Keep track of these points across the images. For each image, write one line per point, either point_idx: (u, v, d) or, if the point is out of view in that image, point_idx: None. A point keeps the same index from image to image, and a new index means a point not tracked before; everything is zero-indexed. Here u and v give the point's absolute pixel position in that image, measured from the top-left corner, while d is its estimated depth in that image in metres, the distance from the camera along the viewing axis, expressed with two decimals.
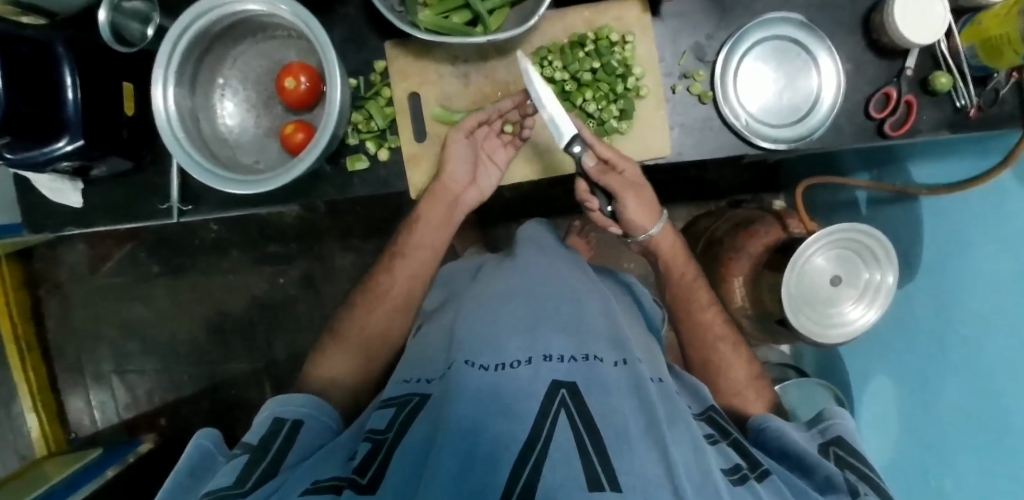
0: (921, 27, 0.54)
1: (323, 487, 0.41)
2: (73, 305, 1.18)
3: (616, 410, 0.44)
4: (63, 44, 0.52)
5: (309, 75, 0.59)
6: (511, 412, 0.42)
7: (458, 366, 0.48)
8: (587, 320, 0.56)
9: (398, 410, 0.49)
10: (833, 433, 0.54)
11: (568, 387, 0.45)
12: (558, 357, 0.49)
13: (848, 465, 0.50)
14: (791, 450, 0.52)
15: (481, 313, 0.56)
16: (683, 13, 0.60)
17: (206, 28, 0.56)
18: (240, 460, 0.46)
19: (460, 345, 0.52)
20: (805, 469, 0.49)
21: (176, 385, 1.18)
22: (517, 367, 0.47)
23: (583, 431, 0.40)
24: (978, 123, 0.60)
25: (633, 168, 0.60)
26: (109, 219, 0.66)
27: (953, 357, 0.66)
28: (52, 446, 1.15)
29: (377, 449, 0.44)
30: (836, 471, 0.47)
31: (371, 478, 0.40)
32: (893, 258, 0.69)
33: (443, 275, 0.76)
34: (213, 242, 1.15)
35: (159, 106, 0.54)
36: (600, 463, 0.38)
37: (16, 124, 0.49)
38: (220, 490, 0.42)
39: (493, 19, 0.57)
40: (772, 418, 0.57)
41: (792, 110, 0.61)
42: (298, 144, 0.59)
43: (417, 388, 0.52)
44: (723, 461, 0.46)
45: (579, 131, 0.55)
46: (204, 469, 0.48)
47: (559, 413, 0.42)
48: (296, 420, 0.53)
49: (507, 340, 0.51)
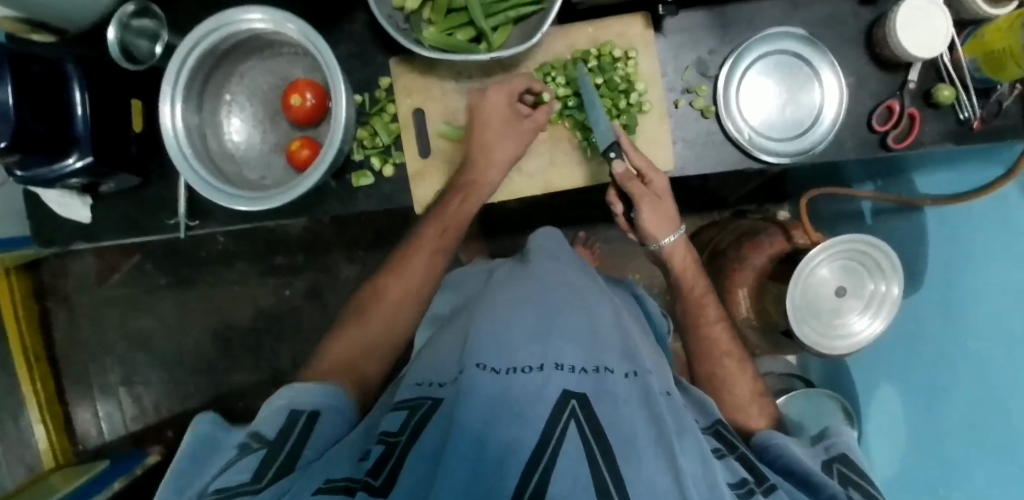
0: (923, 40, 0.54)
1: (336, 487, 0.40)
2: (79, 316, 1.19)
3: (626, 421, 0.44)
4: (72, 62, 0.53)
5: (316, 91, 0.60)
6: (519, 418, 0.42)
7: (469, 369, 0.48)
8: (598, 330, 0.56)
9: (410, 413, 0.49)
10: (839, 451, 0.53)
11: (578, 397, 0.44)
12: (570, 367, 0.48)
13: (851, 483, 0.49)
14: (795, 468, 0.51)
15: (493, 317, 0.56)
16: (686, 28, 0.61)
17: (214, 45, 0.56)
18: (256, 455, 0.45)
19: (472, 349, 0.52)
20: (809, 486, 0.48)
21: (182, 397, 1.19)
22: (528, 373, 0.46)
23: (592, 440, 0.40)
24: (982, 134, 0.60)
25: (662, 179, 0.59)
26: (118, 234, 0.67)
27: (959, 367, 0.66)
28: (60, 457, 1.16)
29: (388, 454, 0.43)
30: (840, 490, 0.46)
31: (384, 481, 0.40)
32: (899, 269, 0.71)
33: (458, 278, 0.77)
34: (219, 253, 1.16)
35: (166, 123, 0.55)
36: (609, 474, 0.38)
37: (26, 141, 0.50)
38: (237, 485, 0.41)
39: (497, 35, 0.58)
40: (778, 435, 0.57)
41: (795, 124, 0.61)
42: (305, 160, 0.60)
43: (429, 391, 0.52)
44: (731, 475, 0.46)
45: (618, 139, 0.56)
46: (207, 453, 0.49)
47: (569, 422, 0.42)
48: (314, 411, 0.52)
49: (519, 349, 0.50)
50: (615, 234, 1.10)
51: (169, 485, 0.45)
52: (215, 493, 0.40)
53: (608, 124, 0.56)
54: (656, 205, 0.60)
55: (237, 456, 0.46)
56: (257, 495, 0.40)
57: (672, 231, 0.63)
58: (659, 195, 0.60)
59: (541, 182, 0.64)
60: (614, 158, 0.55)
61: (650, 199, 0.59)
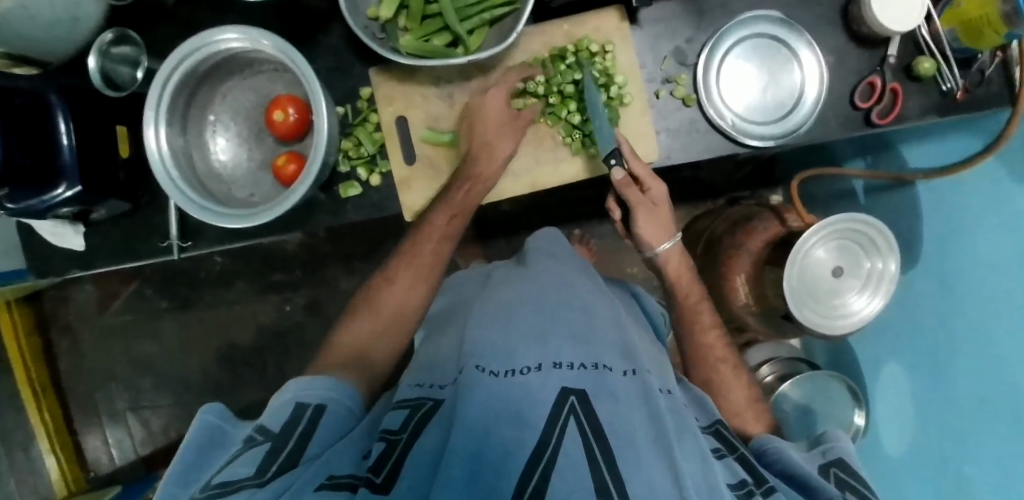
0: (897, 14, 0.54)
1: (340, 484, 0.40)
2: (84, 345, 1.20)
3: (625, 418, 0.44)
4: (55, 93, 0.54)
5: (298, 106, 0.60)
6: (519, 419, 0.42)
7: (469, 370, 0.48)
8: (598, 329, 0.55)
9: (411, 412, 0.48)
10: (837, 456, 0.52)
11: (577, 393, 0.45)
12: (568, 364, 0.48)
13: (850, 489, 0.48)
14: (793, 473, 0.50)
15: (492, 319, 0.56)
16: (661, 18, 0.61)
17: (194, 68, 0.57)
18: (260, 449, 0.44)
19: (471, 351, 0.52)
20: (807, 490, 0.47)
21: (190, 419, 1.19)
22: (527, 374, 0.47)
23: (591, 438, 0.40)
24: (966, 104, 0.60)
25: (660, 188, 0.61)
26: (112, 259, 0.67)
27: (964, 341, 0.65)
28: (73, 486, 1.17)
29: (389, 452, 0.43)
30: (838, 495, 0.45)
31: (385, 478, 0.40)
32: (894, 247, 0.70)
33: (455, 283, 0.77)
34: (218, 274, 1.16)
35: (152, 147, 0.56)
36: (608, 473, 0.38)
37: (13, 174, 0.51)
38: (239, 480, 0.40)
39: (473, 38, 0.58)
40: (777, 440, 0.55)
41: (778, 106, 0.61)
42: (291, 175, 0.60)
43: (430, 392, 0.52)
44: (730, 476, 0.45)
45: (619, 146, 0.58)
46: (214, 448, 0.48)
47: (569, 419, 0.42)
48: (320, 405, 0.50)
49: (518, 347, 0.50)
50: (611, 229, 1.10)
51: (174, 475, 0.44)
52: (217, 488, 0.40)
53: (610, 130, 0.57)
54: (651, 212, 0.62)
55: (242, 448, 0.45)
56: (258, 491, 0.39)
57: (669, 237, 0.65)
58: (655, 202, 0.62)
59: (526, 182, 0.64)
60: (614, 165, 0.57)
61: (646, 205, 0.61)
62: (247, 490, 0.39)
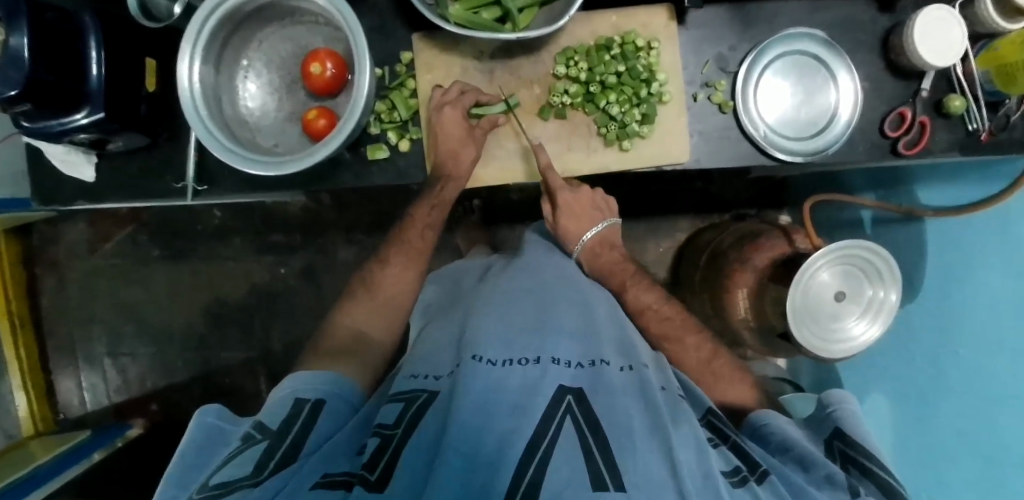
0: (940, 50, 0.55)
1: (333, 483, 0.40)
2: (68, 283, 1.17)
3: (622, 412, 0.43)
4: (91, 15, 0.52)
5: (336, 61, 0.59)
6: (515, 411, 0.42)
7: (465, 362, 0.47)
8: (595, 325, 0.55)
9: (406, 406, 0.48)
10: (835, 427, 0.53)
11: (574, 393, 0.44)
12: (566, 361, 0.48)
13: (848, 459, 0.49)
14: (793, 446, 0.49)
15: (489, 312, 0.55)
16: (707, 23, 0.62)
17: (234, 9, 0.56)
18: (258, 447, 0.45)
19: (467, 342, 0.51)
20: (804, 465, 0.48)
21: (168, 371, 1.16)
22: (525, 365, 0.46)
23: (589, 434, 0.40)
24: (990, 146, 0.61)
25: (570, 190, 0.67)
26: (123, 195, 0.66)
27: (953, 373, 0.65)
28: (40, 426, 1.13)
29: (386, 445, 0.42)
30: (837, 469, 0.46)
31: (380, 475, 0.39)
32: (898, 277, 0.68)
33: (450, 273, 0.78)
34: (215, 228, 1.14)
35: (183, 80, 0.54)
36: (604, 463, 0.38)
37: (37, 93, 0.48)
38: (234, 480, 0.40)
39: (522, 16, 0.58)
40: (778, 415, 0.54)
41: (810, 123, 0.62)
42: (321, 130, 0.59)
43: (425, 384, 0.51)
44: (725, 463, 0.44)
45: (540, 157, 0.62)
46: (210, 443, 0.48)
47: (565, 416, 0.42)
48: (318, 399, 0.52)
49: (516, 340, 0.50)
50: None
51: (169, 476, 0.44)
52: (213, 489, 0.39)
53: (558, 146, 0.64)
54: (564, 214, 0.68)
55: (239, 447, 0.45)
56: (253, 490, 0.39)
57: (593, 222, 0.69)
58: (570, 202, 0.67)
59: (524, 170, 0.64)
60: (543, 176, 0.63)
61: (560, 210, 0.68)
62: (241, 491, 0.39)
